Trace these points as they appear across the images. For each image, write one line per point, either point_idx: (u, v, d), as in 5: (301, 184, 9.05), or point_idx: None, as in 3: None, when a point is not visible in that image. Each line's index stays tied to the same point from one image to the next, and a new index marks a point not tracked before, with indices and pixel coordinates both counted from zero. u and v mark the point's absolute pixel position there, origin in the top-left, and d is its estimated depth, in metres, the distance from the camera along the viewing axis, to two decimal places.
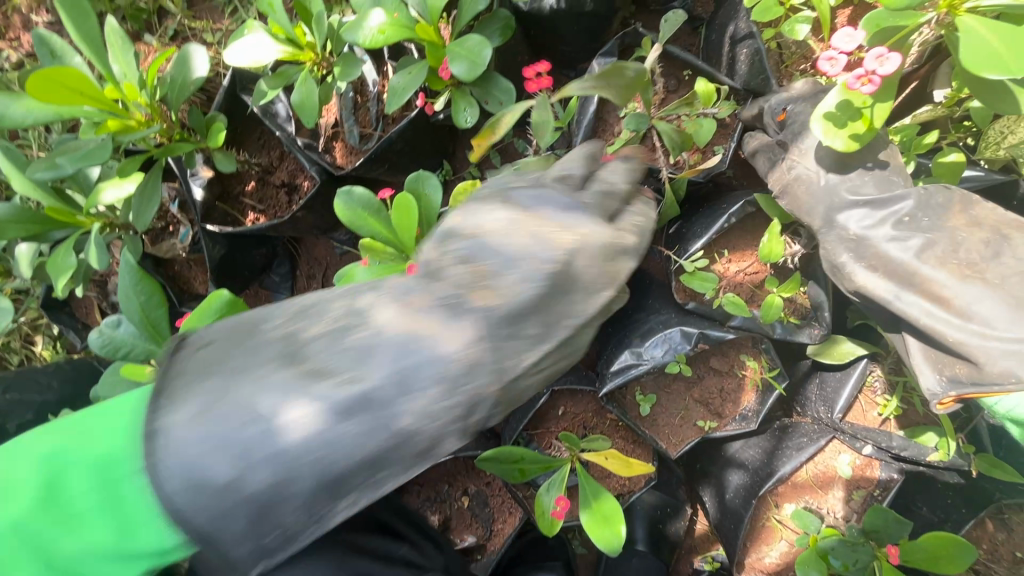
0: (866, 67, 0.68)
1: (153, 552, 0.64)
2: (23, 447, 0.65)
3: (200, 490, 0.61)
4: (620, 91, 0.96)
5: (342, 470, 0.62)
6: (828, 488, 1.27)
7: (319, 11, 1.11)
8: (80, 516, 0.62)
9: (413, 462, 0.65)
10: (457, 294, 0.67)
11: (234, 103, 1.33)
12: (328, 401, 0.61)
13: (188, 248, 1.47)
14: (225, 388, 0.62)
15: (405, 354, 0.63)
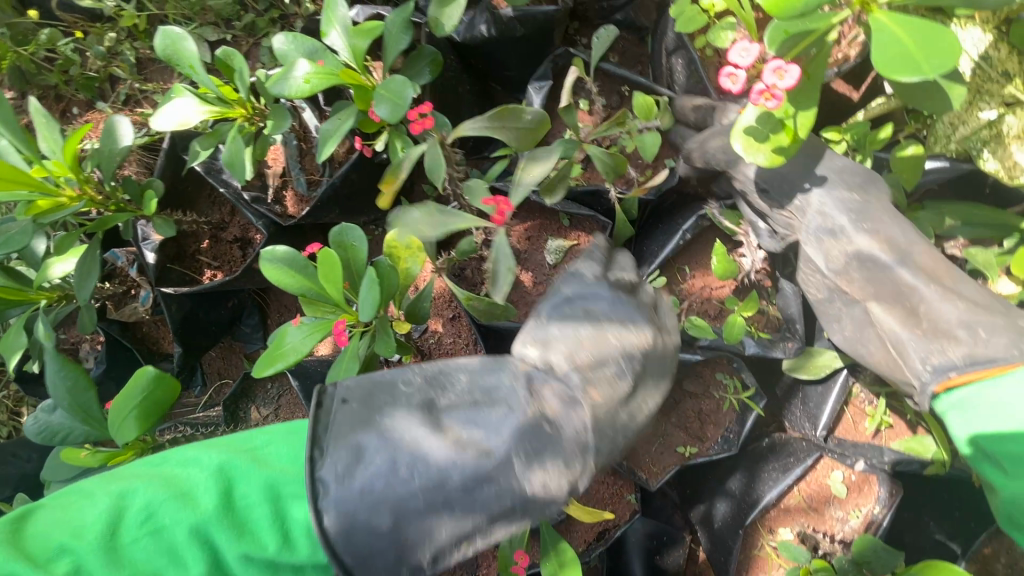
0: (767, 82, 0.67)
1: (289, 569, 0.72)
2: (203, 463, 0.75)
3: (353, 534, 0.70)
4: (519, 134, 1.04)
5: (459, 526, 0.73)
6: (824, 511, 1.18)
7: (240, 68, 1.12)
8: (247, 527, 0.71)
9: (529, 513, 0.76)
10: (536, 410, 0.80)
11: (177, 164, 1.34)
12: (477, 449, 0.76)
13: (149, 310, 1.46)
14: (389, 445, 0.74)
15: (529, 432, 0.77)
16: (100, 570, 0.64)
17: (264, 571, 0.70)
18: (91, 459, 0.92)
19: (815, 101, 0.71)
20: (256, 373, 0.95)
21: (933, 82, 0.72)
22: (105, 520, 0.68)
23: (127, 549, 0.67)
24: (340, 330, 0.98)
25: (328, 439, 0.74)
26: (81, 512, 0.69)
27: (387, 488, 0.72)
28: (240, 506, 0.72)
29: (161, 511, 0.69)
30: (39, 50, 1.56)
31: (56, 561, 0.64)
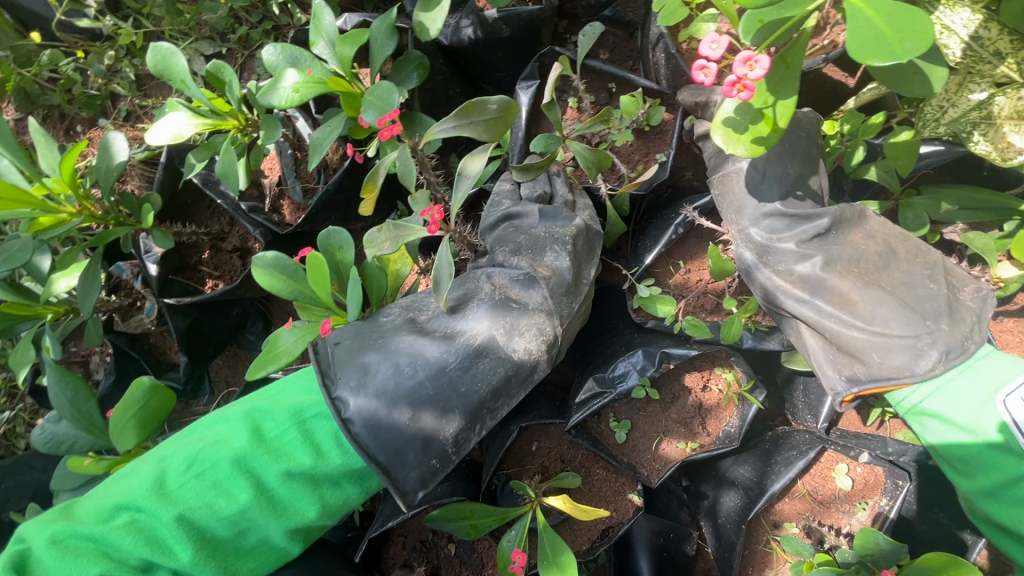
0: (737, 73, 0.65)
1: (325, 477, 0.89)
2: (232, 413, 0.91)
3: (385, 432, 0.87)
4: (487, 126, 0.87)
5: (465, 411, 0.92)
6: (829, 505, 1.17)
7: (230, 81, 1.14)
8: (280, 450, 0.87)
9: (522, 383, 0.95)
10: (502, 295, 0.97)
11: (175, 177, 1.36)
12: (470, 349, 0.94)
13: (155, 321, 1.49)
14: (393, 363, 0.92)
15: (503, 314, 0.95)
16: (158, 511, 0.81)
17: (304, 481, 0.87)
18: (94, 468, 0.94)
19: (794, 90, 0.70)
20: (250, 376, 0.95)
21: (914, 64, 0.70)
22: (151, 477, 0.84)
23: (176, 492, 0.83)
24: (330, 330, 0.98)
25: (337, 373, 0.91)
26: (131, 479, 0.85)
27: (405, 396, 0.90)
28: (269, 436, 0.87)
29: (200, 456, 0.85)
30: (42, 71, 1.60)
31: (117, 518, 0.81)
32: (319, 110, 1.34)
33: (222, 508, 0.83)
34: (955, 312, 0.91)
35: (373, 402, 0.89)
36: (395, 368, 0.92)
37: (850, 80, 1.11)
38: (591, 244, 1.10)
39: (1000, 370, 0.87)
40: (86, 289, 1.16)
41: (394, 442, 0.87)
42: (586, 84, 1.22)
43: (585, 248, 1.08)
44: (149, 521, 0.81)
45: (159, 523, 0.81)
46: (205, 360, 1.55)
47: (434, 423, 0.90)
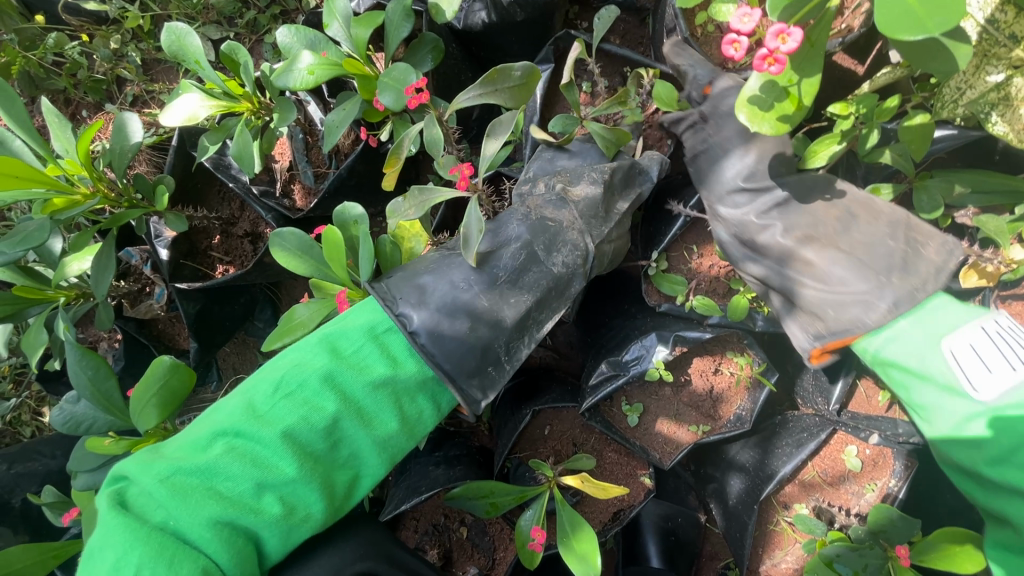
0: (769, 46, 0.66)
1: (406, 386, 0.91)
2: (306, 340, 0.90)
3: (446, 347, 0.89)
4: (510, 94, 0.92)
5: (517, 324, 0.95)
6: (838, 486, 1.18)
7: (245, 62, 1.13)
8: (362, 366, 0.87)
9: (564, 299, 1.00)
10: (537, 216, 1.01)
11: (187, 161, 1.35)
12: (521, 264, 0.97)
13: (165, 307, 1.48)
14: (450, 282, 0.94)
15: (549, 235, 0.99)
16: (255, 433, 0.81)
17: (389, 392, 0.89)
18: (115, 447, 0.94)
19: (819, 68, 0.72)
20: (266, 347, 0.96)
21: (940, 41, 0.71)
22: (240, 405, 0.83)
23: (268, 414, 0.82)
24: (342, 300, 0.99)
25: (396, 294, 0.92)
26: (219, 412, 0.84)
27: (466, 312, 0.92)
28: (348, 353, 0.87)
29: (286, 379, 0.84)
30: (47, 55, 1.58)
31: (214, 447, 0.81)
32: (332, 94, 1.34)
33: (316, 422, 0.83)
34: (912, 267, 0.96)
35: (442, 316, 0.91)
36: (454, 285, 0.93)
37: (860, 67, 1.11)
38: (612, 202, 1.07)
39: (952, 318, 0.90)
40: (103, 272, 1.16)
41: (474, 350, 0.91)
42: (600, 69, 1.22)
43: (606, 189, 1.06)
44: (248, 446, 0.81)
45: (257, 446, 0.81)
46: (216, 346, 1.55)
47: (505, 330, 0.94)
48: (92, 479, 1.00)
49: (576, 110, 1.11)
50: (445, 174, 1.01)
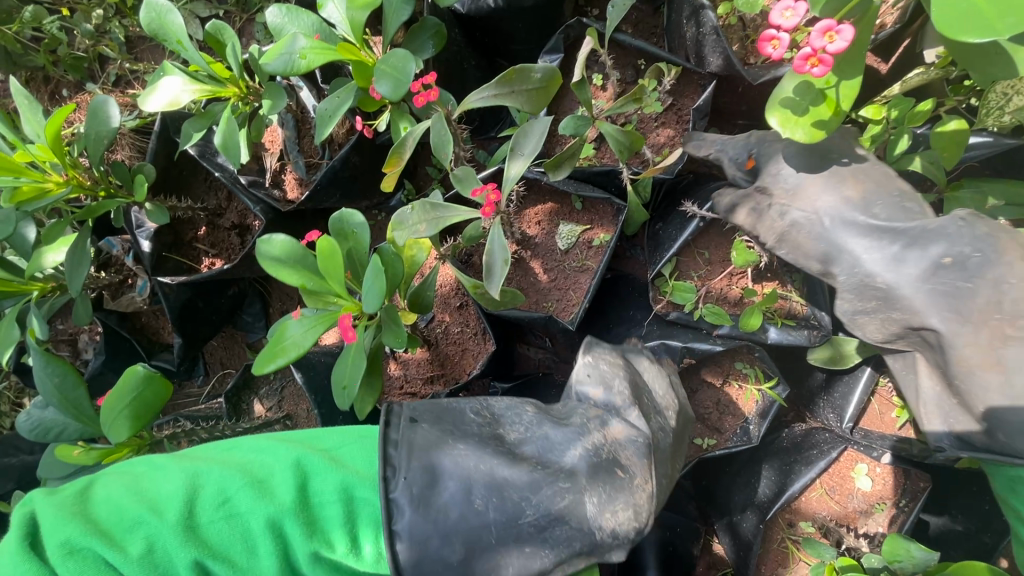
0: (813, 44, 0.60)
1: (354, 573, 0.71)
2: (280, 455, 0.75)
3: (420, 560, 0.68)
4: (528, 98, 0.79)
5: (509, 559, 0.70)
6: (847, 505, 1.13)
7: (230, 44, 1.05)
8: (320, 525, 0.70)
9: (582, 534, 0.71)
10: (611, 452, 0.76)
11: (170, 147, 1.28)
12: (553, 471, 0.74)
13: (147, 300, 1.42)
14: (461, 462, 0.75)
15: (601, 470, 0.74)
16: (177, 547, 0.65)
17: (332, 571, 0.70)
18: (85, 458, 0.88)
19: (860, 70, 0.66)
20: (256, 370, 0.88)
21: (998, 45, 0.69)
22: (183, 499, 0.68)
23: (203, 530, 0.67)
24: (347, 325, 0.89)
25: (400, 459, 0.73)
26: (159, 492, 0.70)
27: (458, 510, 0.71)
28: (316, 502, 0.71)
29: (240, 498, 0.70)
30: (25, 30, 1.50)
31: (133, 536, 0.66)
32: (326, 80, 1.27)
33: (244, 570, 0.67)
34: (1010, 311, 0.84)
35: (441, 494, 0.71)
36: (478, 467, 0.74)
37: (884, 65, 1.06)
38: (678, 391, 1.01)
39: None
40: (79, 265, 1.09)
41: (462, 554, 0.69)
42: (612, 60, 1.15)
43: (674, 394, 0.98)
44: (167, 558, 0.66)
45: (175, 563, 0.65)
46: (202, 341, 1.48)
47: (510, 532, 0.71)
48: (63, 486, 0.95)
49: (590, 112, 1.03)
50: (462, 190, 0.86)
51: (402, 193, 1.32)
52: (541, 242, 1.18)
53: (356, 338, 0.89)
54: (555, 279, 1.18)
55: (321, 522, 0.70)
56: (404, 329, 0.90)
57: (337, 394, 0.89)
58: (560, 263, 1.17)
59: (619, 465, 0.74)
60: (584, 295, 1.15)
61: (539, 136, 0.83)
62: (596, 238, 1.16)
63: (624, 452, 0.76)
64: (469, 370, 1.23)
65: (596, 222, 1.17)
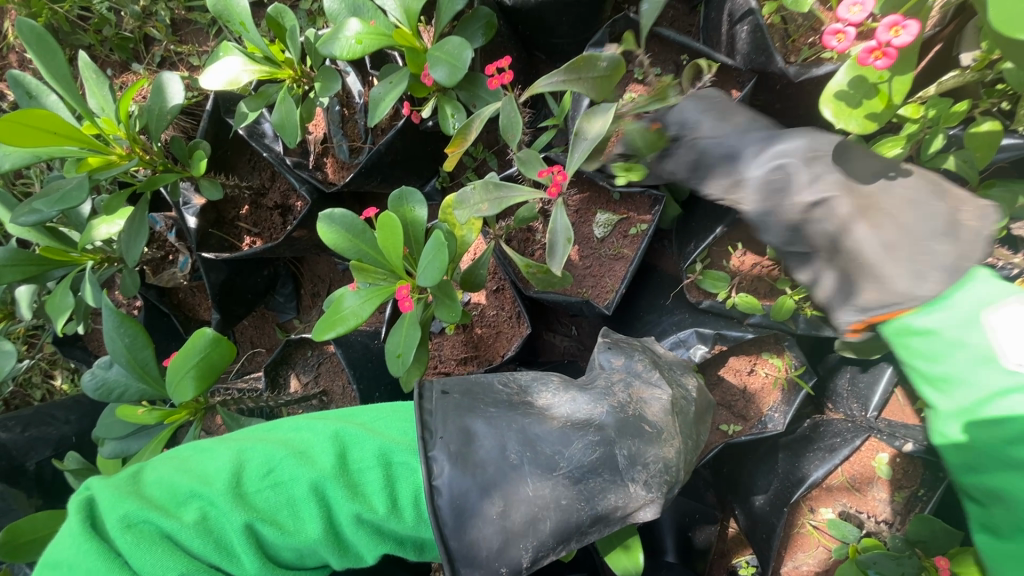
0: (878, 38, 0.66)
1: (394, 536, 0.78)
2: (319, 427, 0.82)
3: (466, 512, 0.76)
4: (595, 84, 0.79)
5: (547, 507, 0.78)
6: (867, 493, 1.17)
7: (291, 27, 1.08)
8: (360, 488, 0.77)
9: (615, 486, 0.80)
10: (635, 411, 0.86)
11: (220, 127, 1.32)
12: (580, 427, 0.84)
13: (188, 276, 1.45)
14: (495, 424, 0.84)
15: (625, 425, 0.84)
16: (228, 512, 0.72)
17: (373, 530, 0.76)
18: (147, 417, 0.92)
19: (911, 66, 0.71)
20: (315, 337, 0.91)
21: None
22: (229, 470, 0.75)
23: (252, 497, 0.74)
24: (404, 295, 0.93)
25: (438, 424, 0.81)
26: (208, 466, 0.76)
27: (495, 464, 0.79)
28: (354, 468, 0.77)
29: (282, 465, 0.77)
30: (75, 9, 1.54)
31: (187, 507, 0.73)
32: (373, 66, 1.30)
33: (293, 531, 0.74)
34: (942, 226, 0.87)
35: (478, 450, 0.80)
36: (509, 428, 0.83)
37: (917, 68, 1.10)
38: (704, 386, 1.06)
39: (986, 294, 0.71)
40: (134, 237, 1.12)
41: (499, 503, 0.77)
42: (653, 55, 1.19)
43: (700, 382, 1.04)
44: (220, 521, 0.72)
45: (228, 527, 0.72)
46: (237, 318, 1.52)
47: (542, 484, 0.79)
48: (121, 446, 0.99)
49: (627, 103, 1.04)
50: (528, 172, 0.87)
51: (436, 178, 1.40)
52: (579, 229, 1.22)
53: (413, 309, 0.93)
54: (591, 265, 1.22)
55: (359, 486, 0.77)
56: (459, 305, 0.93)
57: (392, 362, 0.93)
58: (596, 250, 1.21)
59: (644, 421, 0.85)
60: (620, 282, 1.19)
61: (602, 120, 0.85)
62: (634, 226, 1.20)
63: (646, 410, 0.87)
64: (502, 352, 1.27)
65: (633, 211, 1.20)
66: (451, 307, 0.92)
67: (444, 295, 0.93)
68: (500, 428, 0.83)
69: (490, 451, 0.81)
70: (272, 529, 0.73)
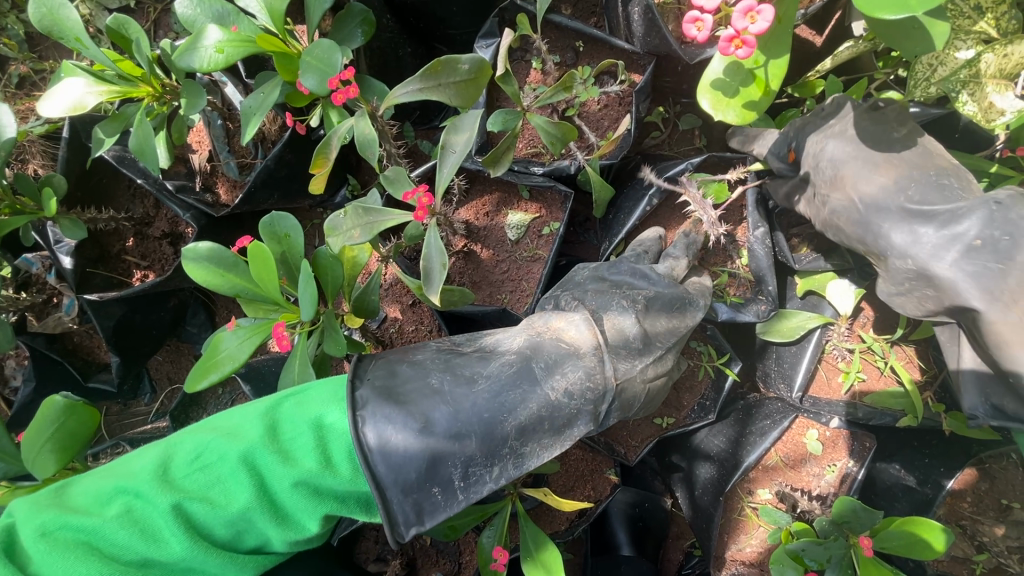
0: (737, 26, 0.66)
1: (335, 493, 0.71)
2: (253, 406, 0.75)
3: (391, 439, 0.71)
4: (457, 90, 0.75)
5: (473, 423, 0.74)
6: (800, 468, 1.17)
7: (137, 40, 0.97)
8: (292, 454, 0.70)
9: (536, 396, 0.77)
10: (556, 332, 0.83)
11: (84, 154, 1.19)
12: (502, 351, 0.81)
13: (77, 319, 1.32)
14: (420, 362, 0.79)
15: (540, 342, 0.81)
16: (153, 499, 0.66)
17: (313, 492, 0.70)
18: (9, 498, 0.82)
19: (785, 50, 0.73)
20: (187, 388, 0.82)
21: (916, 20, 0.71)
22: (155, 459, 0.69)
23: (180, 480, 0.68)
24: (281, 334, 0.87)
25: (365, 371, 0.78)
26: (134, 463, 0.71)
27: (419, 392, 0.75)
28: (285, 434, 0.71)
29: (210, 445, 0.70)
30: None
31: (111, 505, 0.67)
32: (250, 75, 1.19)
33: (223, 505, 0.68)
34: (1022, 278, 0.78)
35: (402, 385, 0.76)
36: (433, 361, 0.79)
37: (817, 38, 1.08)
38: (682, 310, 0.92)
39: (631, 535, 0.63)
40: None
41: (422, 424, 0.72)
42: (550, 43, 1.12)
43: (669, 307, 0.91)
44: (146, 511, 0.66)
45: (155, 514, 0.66)
46: (140, 358, 1.39)
47: (465, 404, 0.75)
48: None
49: (518, 105, 0.99)
50: (395, 192, 0.81)
51: (346, 187, 1.27)
52: (491, 233, 1.16)
53: (292, 348, 0.87)
54: (508, 267, 1.15)
55: (292, 447, 0.70)
56: (345, 336, 0.89)
57: None
58: (509, 252, 1.15)
59: (565, 341, 0.82)
60: (537, 286, 1.13)
61: (471, 129, 0.79)
62: (545, 226, 1.14)
63: (568, 333, 0.83)
64: None
65: (543, 209, 1.14)
66: (335, 343, 0.88)
67: (331, 328, 0.88)
68: (425, 361, 0.79)
69: (415, 380, 0.76)
70: (202, 510, 0.67)
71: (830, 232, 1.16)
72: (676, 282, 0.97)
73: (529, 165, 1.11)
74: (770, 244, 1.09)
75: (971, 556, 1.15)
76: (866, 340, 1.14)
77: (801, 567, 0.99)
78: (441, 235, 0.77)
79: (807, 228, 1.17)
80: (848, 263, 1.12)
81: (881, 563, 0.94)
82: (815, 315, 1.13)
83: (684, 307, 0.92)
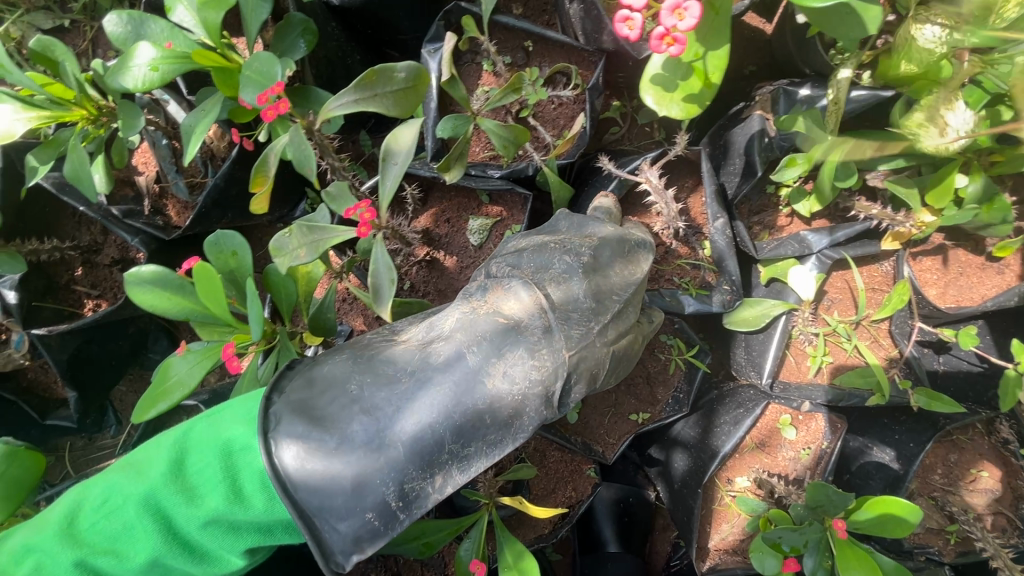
0: (667, 24, 0.68)
1: (249, 525, 0.73)
2: (163, 439, 0.76)
3: (310, 462, 0.72)
4: (396, 99, 0.74)
5: (396, 433, 0.73)
6: (774, 453, 1.18)
7: (64, 62, 0.93)
8: (196, 493, 0.71)
9: (467, 392, 0.75)
10: (490, 311, 0.78)
11: (21, 183, 1.14)
12: (427, 347, 0.79)
13: (29, 355, 1.27)
14: (339, 370, 0.78)
15: (472, 321, 0.78)
16: (58, 554, 0.69)
17: (224, 529, 0.72)
18: None
19: (724, 41, 0.75)
20: (136, 418, 0.79)
21: (849, 6, 0.72)
22: (63, 512, 0.71)
23: (85, 534, 0.70)
24: (231, 355, 0.84)
25: (285, 387, 0.78)
26: (46, 517, 0.73)
27: (337, 409, 0.75)
28: (187, 474, 0.71)
29: (114, 491, 0.71)
30: None
31: (20, 565, 0.69)
32: (192, 92, 1.15)
33: (130, 555, 0.70)
34: None
35: (322, 399, 0.75)
36: (356, 368, 0.77)
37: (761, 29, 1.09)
38: (634, 255, 0.86)
39: None
40: None
41: (343, 444, 0.73)
42: (499, 44, 1.11)
43: (618, 252, 0.85)
44: (52, 568, 0.69)
45: (62, 571, 0.68)
46: (99, 391, 1.33)
47: (386, 417, 0.74)
48: None
49: (469, 110, 1.00)
50: (336, 209, 0.79)
51: (304, 202, 1.24)
52: (452, 238, 1.14)
53: (242, 368, 0.85)
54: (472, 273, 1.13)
55: (195, 486, 0.71)
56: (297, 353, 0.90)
57: None
58: (472, 258, 1.12)
59: (500, 321, 0.77)
60: None
61: (413, 140, 0.77)
62: (507, 230, 1.12)
63: (502, 313, 0.78)
64: None
65: (505, 213, 1.12)
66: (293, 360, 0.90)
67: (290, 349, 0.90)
68: (348, 368, 0.77)
69: (336, 395, 0.76)
70: (110, 558, 0.69)
71: (789, 219, 1.17)
72: (612, 219, 0.94)
73: (487, 168, 1.09)
74: (730, 235, 1.10)
75: (945, 527, 1.17)
76: (831, 323, 1.15)
77: (780, 554, 0.99)
78: (389, 250, 0.76)
79: (767, 216, 1.18)
80: (808, 249, 1.14)
81: (855, 544, 0.96)
82: (779, 302, 1.13)
83: (636, 255, 0.86)
